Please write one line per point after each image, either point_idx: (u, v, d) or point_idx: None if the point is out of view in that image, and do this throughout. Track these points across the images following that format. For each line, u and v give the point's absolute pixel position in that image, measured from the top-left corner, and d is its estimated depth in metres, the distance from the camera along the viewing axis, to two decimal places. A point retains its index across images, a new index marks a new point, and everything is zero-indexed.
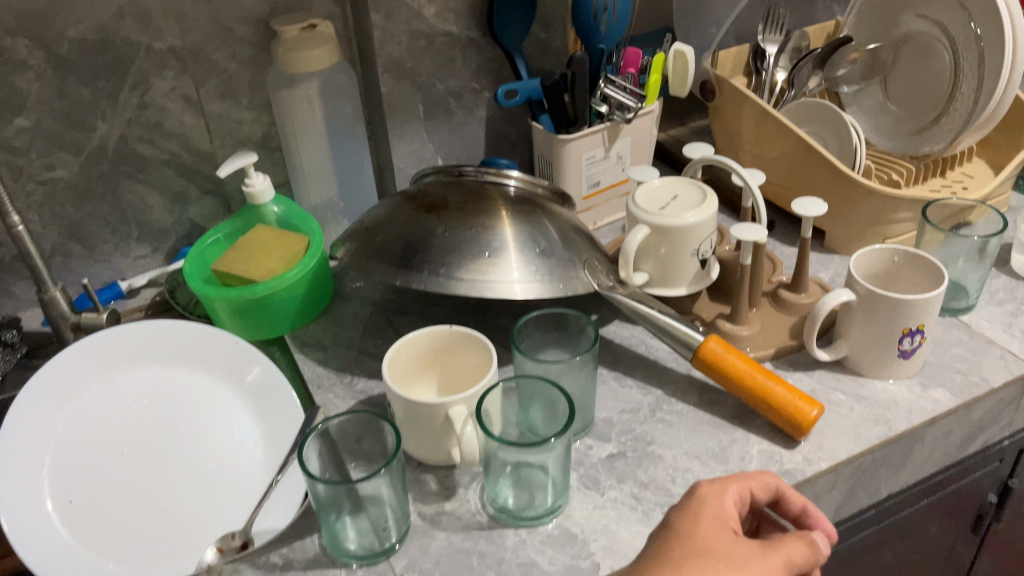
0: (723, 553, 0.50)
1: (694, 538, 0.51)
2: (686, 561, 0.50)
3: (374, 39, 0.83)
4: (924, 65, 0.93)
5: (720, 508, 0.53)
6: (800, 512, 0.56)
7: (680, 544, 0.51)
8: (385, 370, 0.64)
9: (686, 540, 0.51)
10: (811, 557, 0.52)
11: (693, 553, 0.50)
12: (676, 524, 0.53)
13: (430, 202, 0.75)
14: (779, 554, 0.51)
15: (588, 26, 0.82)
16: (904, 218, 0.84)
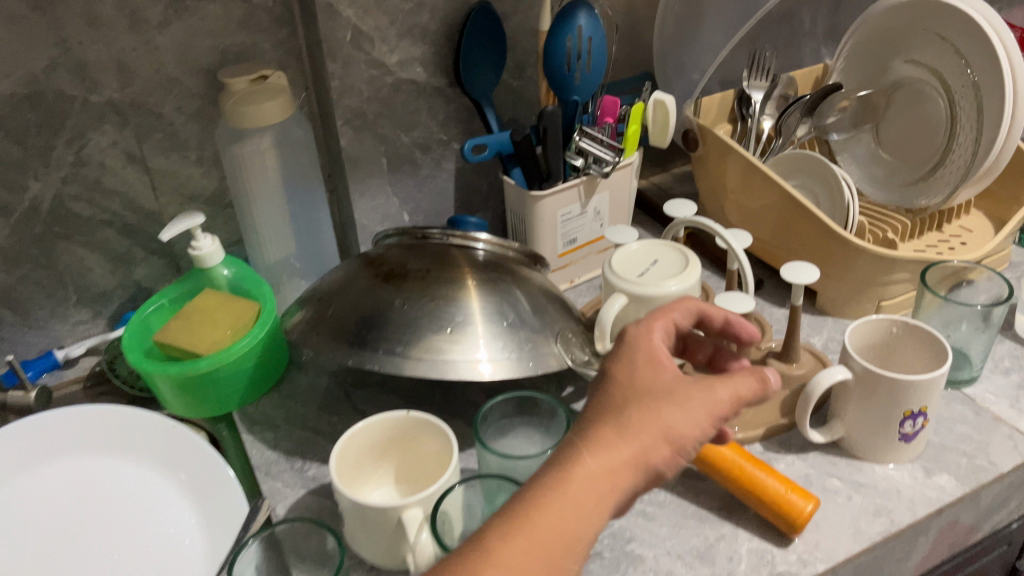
0: (663, 388, 0.48)
1: (624, 385, 0.48)
2: (628, 403, 0.47)
3: (331, 90, 0.77)
4: (918, 113, 0.87)
5: (650, 348, 0.50)
6: (723, 324, 0.58)
7: (621, 390, 0.48)
8: (332, 466, 0.58)
9: (622, 386, 0.48)
10: (758, 389, 0.50)
11: (636, 398, 0.47)
12: (611, 376, 0.49)
13: (389, 269, 0.69)
14: (725, 388, 0.49)
15: (560, 76, 0.77)
16: (901, 280, 0.79)
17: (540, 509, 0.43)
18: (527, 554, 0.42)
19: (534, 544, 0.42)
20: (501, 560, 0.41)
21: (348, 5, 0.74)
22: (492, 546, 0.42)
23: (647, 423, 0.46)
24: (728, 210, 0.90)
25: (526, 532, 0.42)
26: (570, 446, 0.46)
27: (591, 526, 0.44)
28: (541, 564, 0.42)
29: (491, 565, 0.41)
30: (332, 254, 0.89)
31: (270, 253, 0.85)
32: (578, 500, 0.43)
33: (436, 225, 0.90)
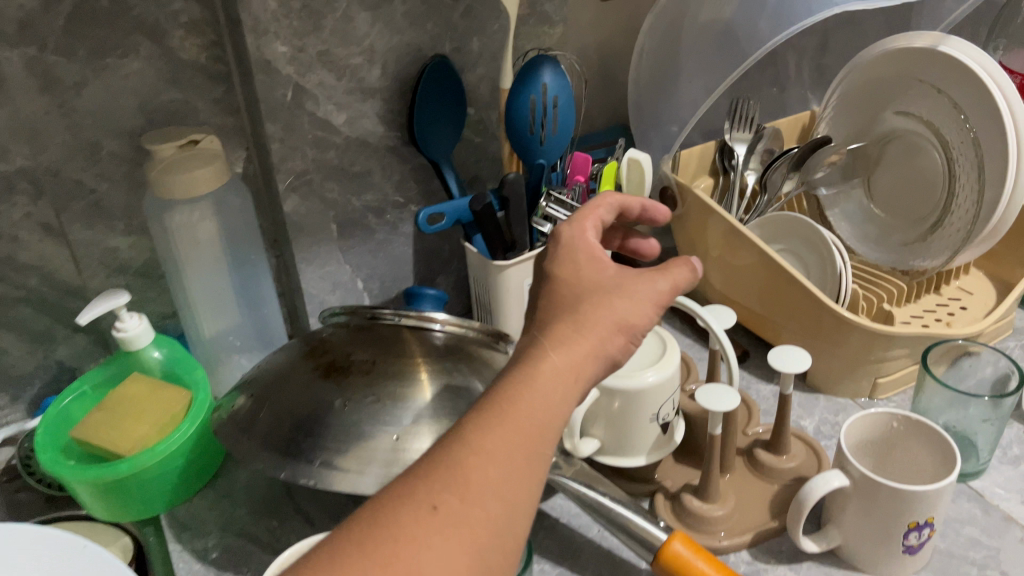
0: (605, 276, 0.47)
1: (565, 266, 0.48)
2: (579, 297, 0.46)
3: (272, 153, 0.70)
4: (913, 168, 0.81)
5: (579, 246, 0.49)
6: (642, 212, 0.55)
7: (566, 293, 0.47)
8: None
9: (561, 286, 0.47)
10: (692, 277, 0.49)
11: (584, 295, 0.46)
12: (547, 284, 0.48)
13: (331, 360, 0.62)
14: (666, 277, 0.47)
15: (523, 139, 0.70)
16: (900, 355, 0.72)
17: (511, 401, 0.40)
18: (505, 440, 0.38)
19: (512, 433, 0.39)
20: (481, 445, 0.38)
21: (288, 62, 0.67)
22: (467, 435, 0.38)
23: (601, 315, 0.44)
24: (711, 272, 0.83)
25: (503, 418, 0.39)
26: (529, 350, 0.43)
27: (560, 413, 0.41)
28: (523, 454, 0.38)
29: (474, 450, 0.38)
30: (279, 329, 0.82)
31: (209, 330, 0.77)
32: (546, 394, 0.41)
33: (394, 292, 0.83)
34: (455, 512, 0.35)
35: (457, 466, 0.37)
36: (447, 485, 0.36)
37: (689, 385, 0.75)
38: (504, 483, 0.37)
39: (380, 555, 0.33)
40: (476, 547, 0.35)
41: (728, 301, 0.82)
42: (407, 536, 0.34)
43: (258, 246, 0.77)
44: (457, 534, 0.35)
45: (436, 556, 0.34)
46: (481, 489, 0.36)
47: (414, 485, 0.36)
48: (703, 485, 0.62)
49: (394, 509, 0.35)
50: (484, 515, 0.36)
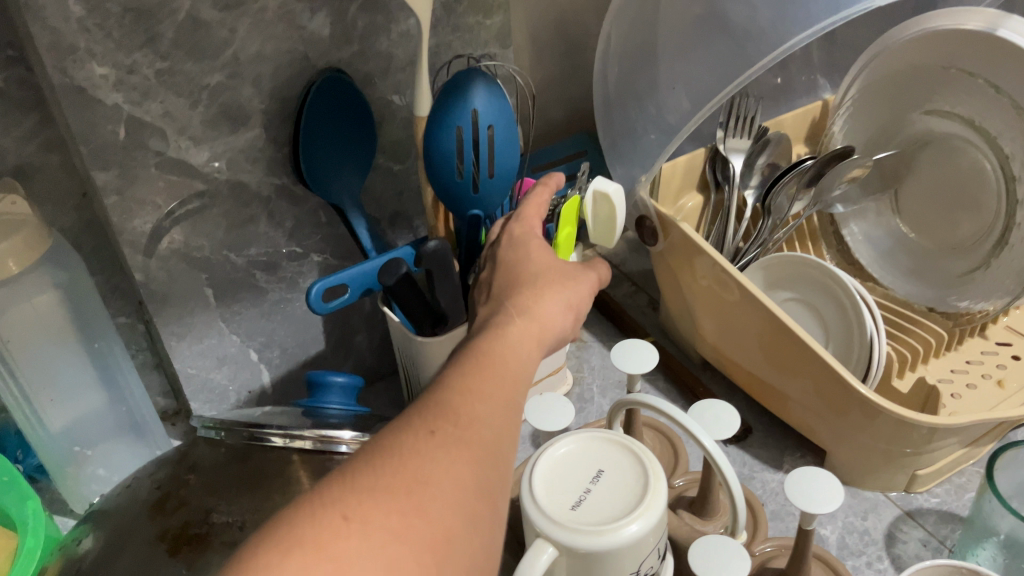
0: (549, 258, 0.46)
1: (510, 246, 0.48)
2: (530, 272, 0.45)
3: (107, 208, 0.51)
4: (953, 179, 0.63)
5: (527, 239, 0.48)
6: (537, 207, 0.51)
7: (518, 271, 0.45)
8: None
9: (507, 271, 0.46)
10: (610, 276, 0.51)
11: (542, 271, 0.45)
12: (494, 269, 0.47)
13: (184, 521, 0.44)
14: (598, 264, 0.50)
15: (451, 185, 0.52)
16: (947, 444, 0.56)
17: (484, 348, 0.38)
18: (488, 376, 0.36)
19: (498, 373, 0.36)
20: (468, 385, 0.35)
21: (112, 87, 0.47)
22: (448, 375, 0.35)
23: (551, 295, 0.43)
24: (701, 320, 0.66)
25: (481, 360, 0.37)
26: (491, 317, 0.41)
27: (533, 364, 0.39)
28: (505, 391, 0.36)
29: (460, 385, 0.35)
30: (153, 419, 0.64)
31: (55, 429, 0.58)
32: (518, 341, 0.39)
33: (301, 360, 0.65)
34: (453, 435, 0.32)
35: (446, 397, 0.34)
36: (441, 414, 0.33)
37: (675, 482, 0.58)
38: (495, 414, 0.34)
39: (388, 471, 0.30)
40: (478, 470, 0.32)
41: (723, 357, 0.66)
42: (412, 454, 0.31)
43: (106, 324, 0.59)
44: (459, 454, 0.31)
45: (443, 471, 0.31)
46: (474, 417, 0.33)
47: (404, 419, 0.33)
48: None
49: (391, 436, 0.32)
50: (482, 437, 0.33)
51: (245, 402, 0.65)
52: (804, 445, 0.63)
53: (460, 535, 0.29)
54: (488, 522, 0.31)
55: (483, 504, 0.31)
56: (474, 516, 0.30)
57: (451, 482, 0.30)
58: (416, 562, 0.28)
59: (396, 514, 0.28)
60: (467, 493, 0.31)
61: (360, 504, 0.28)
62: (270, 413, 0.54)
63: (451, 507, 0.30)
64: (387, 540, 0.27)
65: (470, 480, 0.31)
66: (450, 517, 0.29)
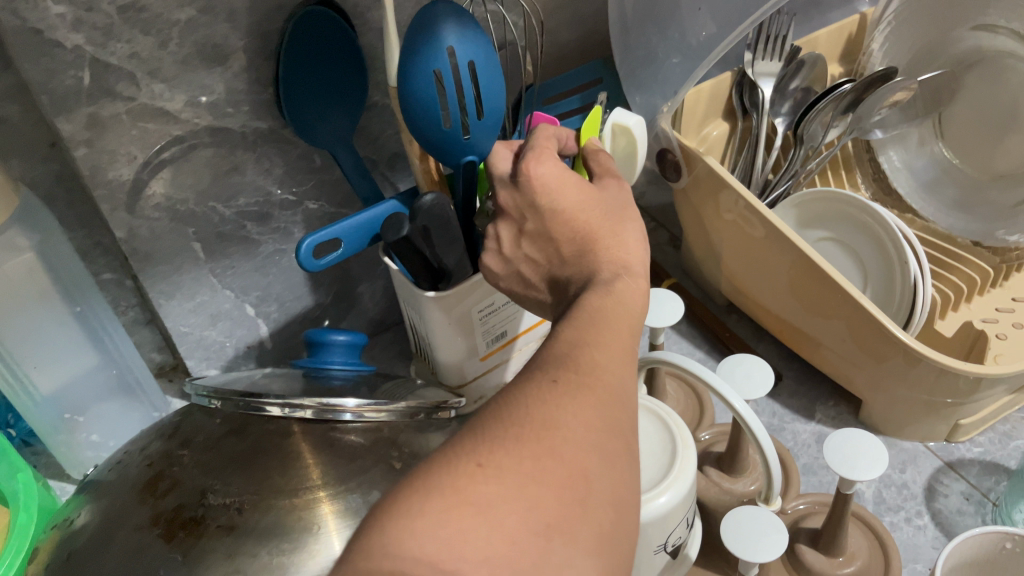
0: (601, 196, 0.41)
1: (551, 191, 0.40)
2: (587, 217, 0.39)
3: (77, 161, 0.47)
4: (1006, 101, 0.57)
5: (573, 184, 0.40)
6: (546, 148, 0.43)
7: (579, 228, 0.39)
8: None
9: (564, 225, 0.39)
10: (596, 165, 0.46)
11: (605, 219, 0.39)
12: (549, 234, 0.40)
13: (178, 504, 0.41)
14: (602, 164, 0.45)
15: (437, 134, 0.46)
16: (996, 392, 0.52)
17: (591, 296, 0.35)
18: (607, 319, 0.33)
19: (612, 315, 0.34)
20: (586, 332, 0.33)
21: (71, 27, 0.42)
22: (560, 328, 0.33)
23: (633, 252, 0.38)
24: (725, 258, 0.62)
25: (593, 309, 0.34)
26: (588, 268, 0.38)
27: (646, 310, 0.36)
28: (626, 333, 0.33)
29: (576, 334, 0.33)
30: (146, 376, 0.62)
31: (48, 392, 0.55)
32: (626, 286, 0.35)
33: (300, 312, 0.62)
34: (578, 381, 0.30)
35: (565, 348, 0.32)
36: (561, 363, 0.31)
37: (700, 436, 0.55)
38: (619, 355, 0.32)
39: (516, 421, 0.28)
40: (611, 409, 0.30)
41: (750, 300, 0.62)
42: (536, 403, 0.29)
43: (90, 283, 0.55)
44: (587, 397, 0.29)
45: (573, 413, 0.29)
46: (597, 359, 0.31)
47: (527, 372, 0.31)
48: None
49: (515, 389, 0.30)
50: (609, 380, 0.31)
51: (244, 357, 0.61)
52: (837, 392, 0.60)
53: (601, 475, 0.28)
54: (628, 463, 0.29)
55: (619, 443, 0.29)
56: (612, 454, 0.29)
57: (582, 424, 0.29)
58: (556, 502, 0.26)
59: (529, 459, 0.27)
60: (601, 434, 0.29)
61: (491, 452, 0.27)
62: (269, 377, 0.50)
63: (585, 448, 0.28)
64: (523, 483, 0.26)
65: (602, 421, 0.29)
66: (587, 457, 0.28)
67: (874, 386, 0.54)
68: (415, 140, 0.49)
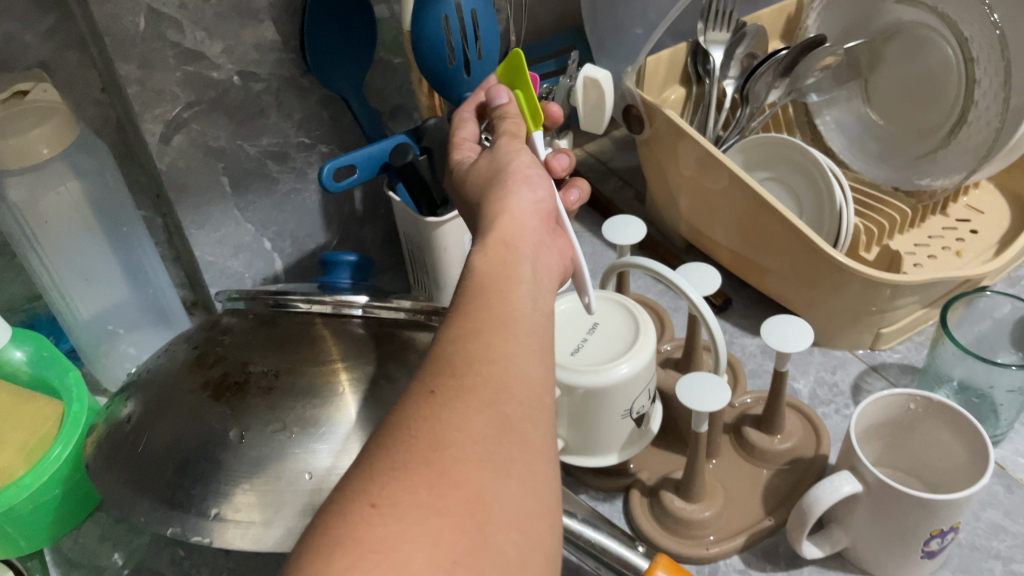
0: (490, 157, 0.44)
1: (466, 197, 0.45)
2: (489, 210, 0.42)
3: (129, 98, 0.55)
4: (922, 66, 0.67)
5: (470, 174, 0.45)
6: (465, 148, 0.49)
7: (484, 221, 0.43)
8: None
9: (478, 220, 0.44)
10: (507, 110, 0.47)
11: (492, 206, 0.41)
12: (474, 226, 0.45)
13: (224, 373, 0.49)
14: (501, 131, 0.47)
15: (443, 72, 0.55)
16: (909, 302, 0.61)
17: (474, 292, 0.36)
18: (490, 307, 0.35)
19: (491, 307, 0.35)
20: (466, 332, 0.34)
21: None
22: (445, 331, 0.35)
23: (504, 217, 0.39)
24: (682, 202, 0.71)
25: (475, 310, 0.35)
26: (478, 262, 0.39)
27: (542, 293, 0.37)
28: (513, 325, 0.34)
29: (459, 338, 0.34)
30: (174, 304, 0.69)
31: (90, 312, 0.63)
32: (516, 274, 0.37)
33: (310, 249, 0.70)
34: (455, 386, 0.32)
35: (447, 351, 0.33)
36: (441, 372, 0.32)
37: (662, 346, 0.64)
38: (502, 344, 0.33)
39: (403, 445, 0.30)
40: (498, 409, 0.31)
41: (705, 238, 0.71)
42: (420, 421, 0.31)
43: (132, 212, 0.62)
44: (468, 403, 0.31)
45: (457, 425, 0.30)
46: (472, 355, 0.33)
47: (410, 387, 0.33)
48: (686, 485, 0.53)
49: (398, 411, 0.32)
50: (488, 379, 0.32)
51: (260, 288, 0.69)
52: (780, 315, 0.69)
53: (497, 488, 0.29)
54: (527, 458, 0.30)
55: (511, 440, 0.30)
56: (505, 457, 0.30)
57: (466, 436, 0.30)
58: (457, 531, 0.27)
59: (422, 488, 0.28)
60: (489, 440, 0.30)
61: (384, 488, 0.28)
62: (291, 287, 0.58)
63: (474, 460, 0.29)
64: (423, 515, 0.27)
65: (488, 425, 0.30)
66: (478, 471, 0.29)
67: (809, 304, 0.64)
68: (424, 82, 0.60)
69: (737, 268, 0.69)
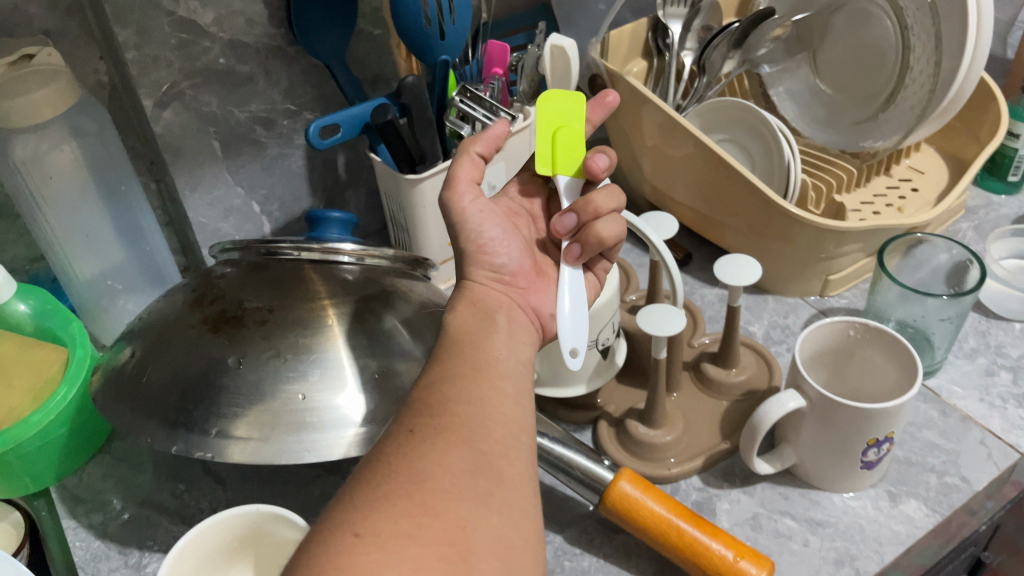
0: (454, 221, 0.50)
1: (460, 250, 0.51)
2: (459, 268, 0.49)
3: (128, 64, 0.59)
4: (863, 37, 0.73)
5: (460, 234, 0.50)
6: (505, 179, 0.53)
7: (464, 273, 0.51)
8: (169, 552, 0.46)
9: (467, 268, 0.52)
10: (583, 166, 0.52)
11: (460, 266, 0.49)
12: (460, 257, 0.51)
13: (221, 310, 0.53)
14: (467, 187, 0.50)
15: (420, 35, 0.59)
16: (852, 250, 0.67)
17: (452, 353, 0.42)
18: (465, 359, 0.42)
19: (467, 367, 0.41)
20: (444, 386, 0.40)
21: None
22: (426, 381, 0.41)
23: (471, 286, 0.48)
24: (645, 165, 0.76)
25: (455, 365, 0.41)
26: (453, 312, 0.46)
27: (517, 344, 0.45)
28: (486, 379, 0.41)
29: (441, 394, 0.39)
30: (168, 264, 0.72)
31: (89, 270, 0.66)
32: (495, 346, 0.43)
33: (297, 213, 0.74)
34: (431, 427, 0.37)
35: (430, 400, 0.39)
36: (422, 414, 0.38)
37: (628, 296, 0.69)
38: (476, 389, 0.40)
39: (387, 479, 0.35)
40: (474, 448, 0.37)
41: (668, 199, 0.76)
42: (401, 456, 0.36)
43: (128, 172, 0.66)
44: (445, 441, 0.36)
45: (437, 463, 0.35)
46: (447, 397, 0.39)
47: (392, 427, 0.38)
48: (649, 411, 0.58)
49: (380, 449, 0.37)
50: (463, 422, 0.38)
51: None
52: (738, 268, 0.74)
53: (475, 521, 0.34)
54: (501, 493, 0.36)
55: (485, 476, 0.36)
56: (480, 493, 0.35)
57: (446, 472, 0.35)
58: (436, 554, 0.32)
59: (405, 516, 0.33)
60: (466, 476, 0.35)
61: (368, 518, 0.33)
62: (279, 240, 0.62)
63: (451, 492, 0.34)
64: (404, 542, 0.32)
65: (463, 461, 0.36)
66: (456, 503, 0.34)
67: (761, 254, 0.69)
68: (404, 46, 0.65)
69: (697, 225, 0.74)
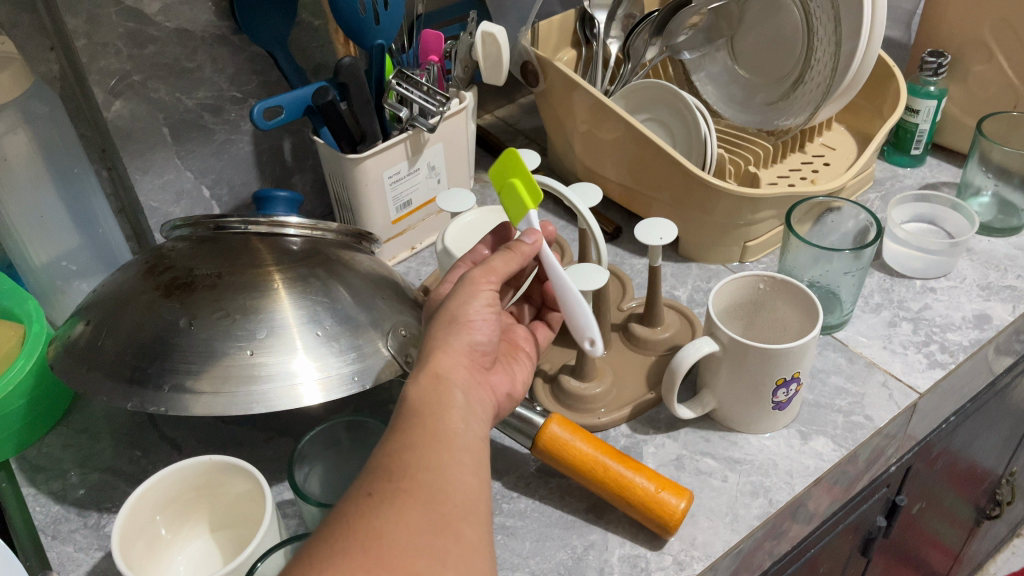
0: (449, 293, 0.47)
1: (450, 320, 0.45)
2: (433, 333, 0.45)
3: (78, 51, 0.62)
4: (773, 22, 0.78)
5: (451, 304, 0.46)
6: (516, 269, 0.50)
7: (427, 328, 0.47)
8: (131, 495, 0.49)
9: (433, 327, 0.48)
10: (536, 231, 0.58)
11: (435, 337, 0.45)
12: (432, 321, 0.46)
13: (173, 276, 0.57)
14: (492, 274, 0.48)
15: (355, 20, 0.63)
16: (766, 217, 0.73)
17: (414, 406, 0.41)
18: (427, 427, 0.39)
19: (430, 433, 0.39)
20: (405, 448, 0.38)
21: None
22: (390, 441, 0.39)
23: (441, 351, 0.44)
24: (576, 145, 0.81)
25: (420, 422, 0.40)
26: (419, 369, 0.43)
27: (473, 417, 0.42)
28: (446, 438, 0.39)
29: (402, 454, 0.38)
30: (123, 249, 0.74)
31: (43, 252, 0.69)
32: (461, 410, 0.41)
33: (245, 197, 0.77)
34: (389, 489, 0.36)
35: (386, 461, 0.38)
36: (381, 477, 0.37)
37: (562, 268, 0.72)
38: (435, 457, 0.38)
39: (345, 538, 0.35)
40: (433, 507, 0.36)
41: (600, 180, 0.80)
42: (358, 518, 0.35)
43: (83, 157, 0.69)
44: (404, 503, 0.36)
45: (395, 522, 0.35)
46: (406, 464, 0.38)
47: (351, 489, 0.37)
48: (580, 367, 0.62)
49: (340, 510, 0.37)
50: (422, 480, 0.37)
51: None
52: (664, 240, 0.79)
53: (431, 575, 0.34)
54: (460, 550, 0.35)
55: (444, 536, 0.35)
56: (437, 551, 0.35)
57: (403, 531, 0.35)
58: None
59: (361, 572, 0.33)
60: (424, 535, 0.35)
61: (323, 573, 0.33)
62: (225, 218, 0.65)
63: (407, 552, 0.34)
64: None
65: (422, 518, 0.35)
66: (414, 560, 0.34)
67: (684, 224, 0.74)
68: (341, 31, 0.70)
69: (625, 203, 0.79)
